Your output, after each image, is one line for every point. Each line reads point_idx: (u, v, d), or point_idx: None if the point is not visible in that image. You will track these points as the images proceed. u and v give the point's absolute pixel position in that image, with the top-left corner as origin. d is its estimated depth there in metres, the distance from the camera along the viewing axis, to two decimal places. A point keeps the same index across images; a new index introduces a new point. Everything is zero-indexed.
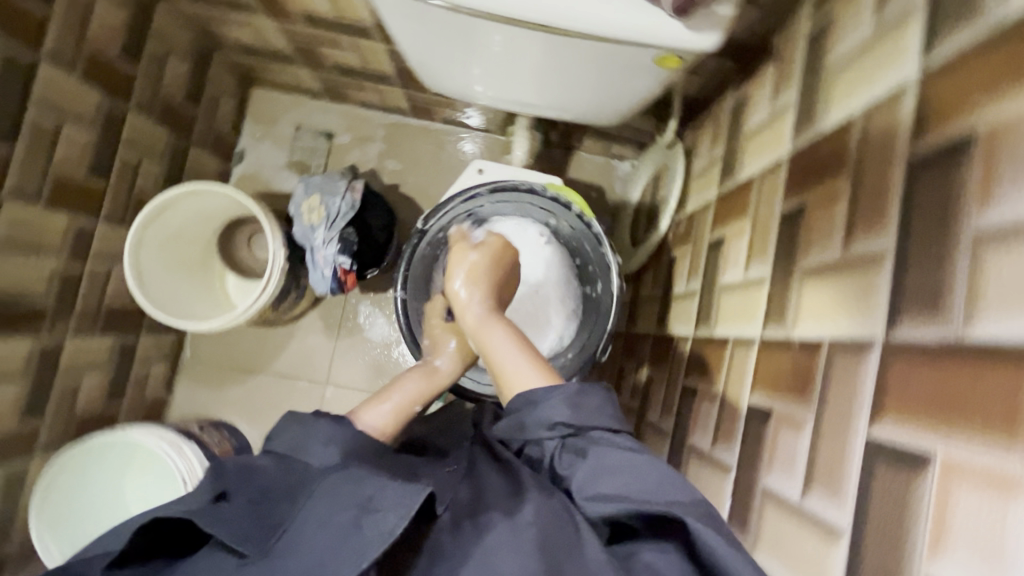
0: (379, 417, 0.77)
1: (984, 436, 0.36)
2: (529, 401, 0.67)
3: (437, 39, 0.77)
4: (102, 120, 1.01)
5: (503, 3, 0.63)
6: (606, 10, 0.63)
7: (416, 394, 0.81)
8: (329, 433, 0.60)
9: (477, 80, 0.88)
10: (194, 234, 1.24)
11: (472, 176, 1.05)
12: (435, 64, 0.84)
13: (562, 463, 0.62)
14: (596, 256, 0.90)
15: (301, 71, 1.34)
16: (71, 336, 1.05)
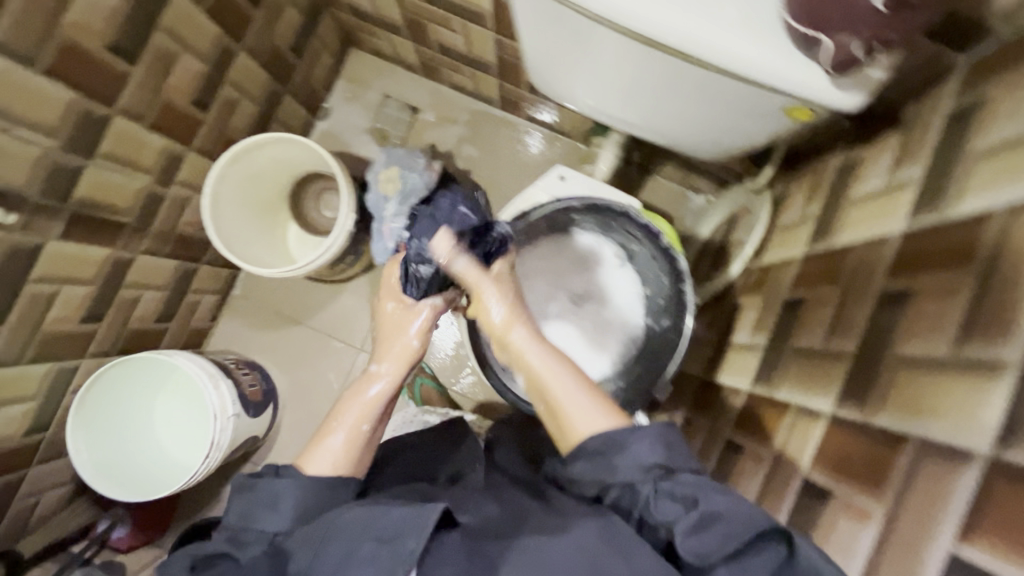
0: (328, 458, 0.78)
1: None
2: (609, 443, 0.64)
3: (558, 42, 0.73)
4: (215, 55, 1.04)
5: (653, 26, 0.59)
6: (759, 53, 0.58)
7: (363, 414, 0.84)
8: (275, 488, 0.70)
9: (584, 90, 0.85)
10: (272, 180, 1.27)
11: (552, 182, 1.05)
12: (548, 66, 0.82)
13: (660, 508, 0.59)
14: (671, 290, 0.88)
15: (403, 43, 1.35)
16: (143, 253, 1.09)
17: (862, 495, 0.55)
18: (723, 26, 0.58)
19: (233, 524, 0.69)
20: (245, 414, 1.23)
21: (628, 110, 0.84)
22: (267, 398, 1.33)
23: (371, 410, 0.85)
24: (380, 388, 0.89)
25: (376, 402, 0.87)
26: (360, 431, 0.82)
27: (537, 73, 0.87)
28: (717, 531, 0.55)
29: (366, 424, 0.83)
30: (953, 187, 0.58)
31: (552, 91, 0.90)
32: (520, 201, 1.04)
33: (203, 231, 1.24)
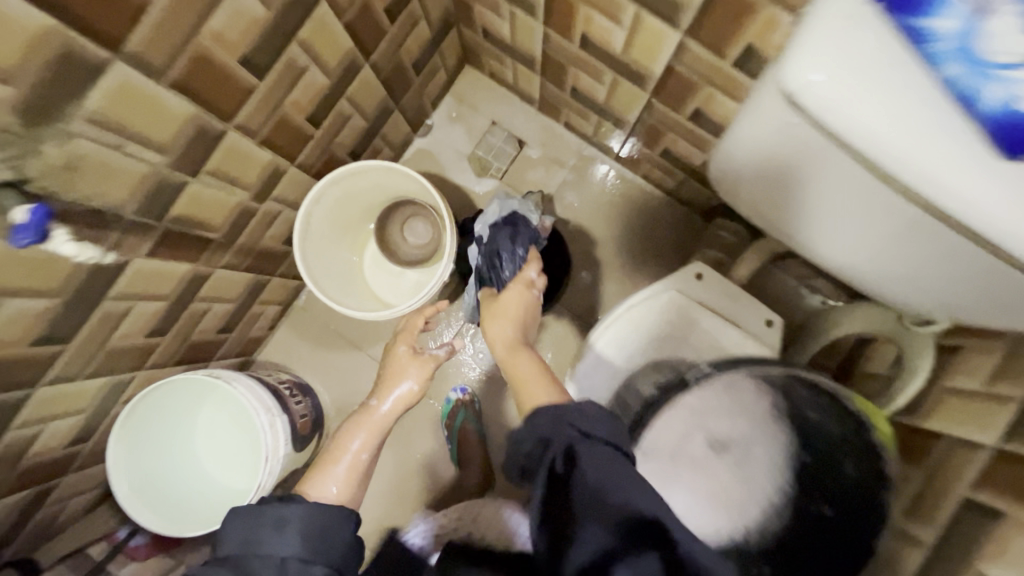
0: (332, 484, 0.88)
1: None
2: (569, 409, 0.63)
3: (781, 146, 0.67)
4: (341, 70, 0.93)
5: (980, 209, 0.51)
6: None
7: (364, 444, 0.94)
8: (280, 514, 0.69)
9: (776, 201, 0.77)
10: (364, 202, 1.17)
11: (688, 280, 0.93)
12: (747, 168, 0.74)
13: (581, 480, 0.57)
14: (855, 477, 0.70)
15: (529, 76, 1.23)
16: (223, 267, 1.00)
17: None
18: None
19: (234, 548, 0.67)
20: (292, 449, 1.12)
21: (823, 231, 0.76)
22: (314, 428, 1.23)
23: (370, 442, 0.95)
24: (375, 420, 0.97)
25: (372, 433, 0.96)
26: (358, 459, 0.93)
27: (721, 172, 0.80)
28: (608, 494, 0.55)
29: (361, 454, 0.93)
30: None
31: (729, 191, 0.83)
32: (647, 294, 0.91)
33: (284, 244, 1.14)
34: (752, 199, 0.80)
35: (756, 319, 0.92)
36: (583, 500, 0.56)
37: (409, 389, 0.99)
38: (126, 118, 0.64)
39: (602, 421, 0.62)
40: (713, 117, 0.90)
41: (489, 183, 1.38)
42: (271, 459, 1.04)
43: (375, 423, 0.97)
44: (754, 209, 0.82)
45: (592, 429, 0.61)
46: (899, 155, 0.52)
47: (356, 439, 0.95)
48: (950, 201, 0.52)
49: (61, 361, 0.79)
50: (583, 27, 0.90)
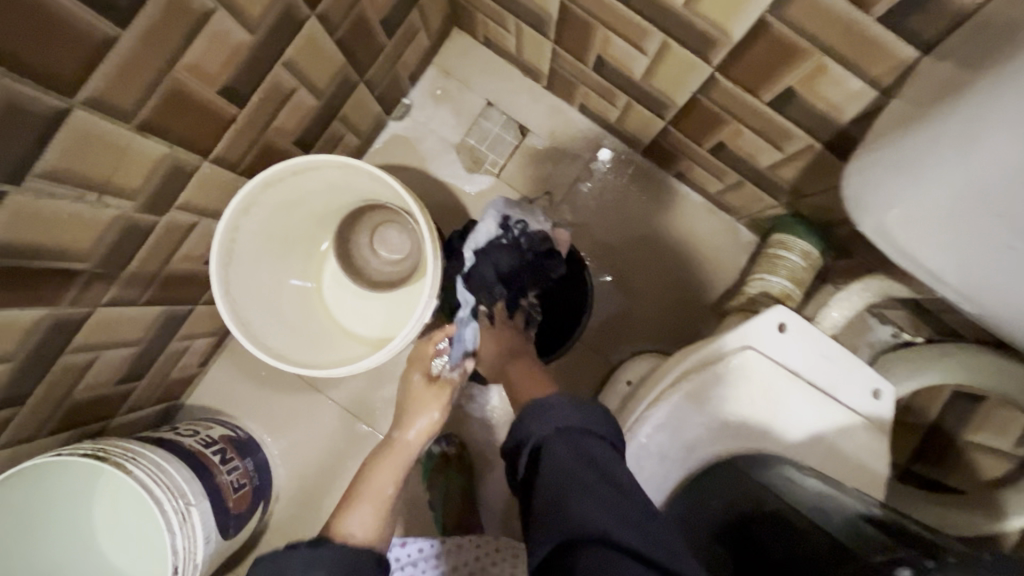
0: (363, 517, 0.70)
1: None
2: (538, 407, 0.61)
3: (1017, 122, 0.41)
4: (274, 23, 0.63)
5: None
6: None
7: (389, 476, 0.74)
8: (308, 558, 0.61)
9: (945, 228, 0.51)
10: (313, 206, 0.87)
11: (767, 331, 0.65)
12: (928, 182, 0.49)
13: (550, 461, 0.56)
14: None
15: (538, 42, 0.94)
16: (109, 304, 0.70)
17: None
18: None
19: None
20: (219, 539, 0.86)
21: (1008, 296, 0.52)
22: (255, 499, 0.96)
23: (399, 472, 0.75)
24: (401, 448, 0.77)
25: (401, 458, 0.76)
26: (386, 494, 0.73)
27: (866, 188, 0.55)
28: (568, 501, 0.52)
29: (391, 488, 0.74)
30: None
31: (863, 220, 0.58)
32: (708, 353, 0.65)
33: (208, 264, 0.85)
34: (903, 225, 0.54)
35: (862, 391, 0.65)
36: (545, 500, 0.53)
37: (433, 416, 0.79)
38: None
39: (565, 412, 0.60)
40: (813, 101, 0.62)
41: (484, 180, 1.10)
42: (183, 567, 0.78)
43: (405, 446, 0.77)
44: (894, 247, 0.57)
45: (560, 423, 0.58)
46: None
47: (382, 467, 0.75)
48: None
49: None
50: None
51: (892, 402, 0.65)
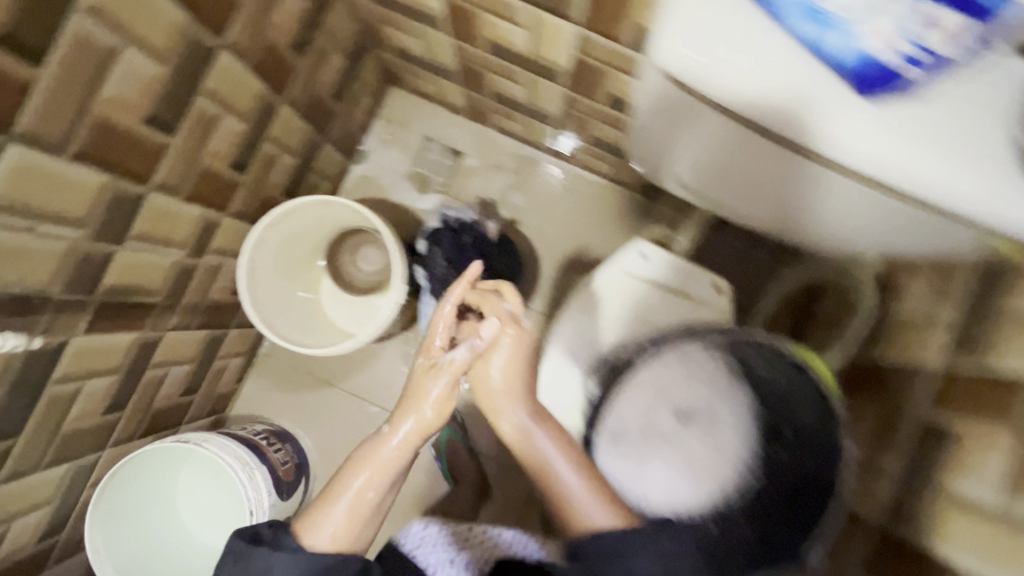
0: (333, 524, 0.79)
1: None
2: (591, 546, 0.72)
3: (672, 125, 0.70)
4: (257, 113, 0.93)
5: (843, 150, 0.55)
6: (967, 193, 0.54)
7: (370, 479, 0.81)
8: (270, 561, 0.73)
9: (681, 164, 0.81)
10: (307, 238, 1.16)
11: (634, 261, 0.94)
12: (659, 145, 0.79)
13: None
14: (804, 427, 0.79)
15: (452, 87, 1.24)
16: (172, 329, 0.98)
17: None
18: (899, 141, 0.54)
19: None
20: (277, 498, 1.10)
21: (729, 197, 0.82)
22: (298, 473, 1.21)
23: (388, 470, 0.81)
24: (387, 455, 0.81)
25: (382, 470, 0.81)
26: (364, 498, 0.80)
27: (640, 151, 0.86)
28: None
29: (357, 489, 0.81)
30: None
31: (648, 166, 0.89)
32: (597, 283, 0.92)
33: (234, 294, 1.13)
34: (667, 165, 0.84)
35: (706, 286, 0.93)
36: None
37: (422, 415, 0.82)
38: (27, 198, 0.63)
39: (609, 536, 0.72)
40: (627, 99, 0.92)
41: (432, 197, 1.39)
42: (256, 515, 1.00)
43: (382, 460, 0.81)
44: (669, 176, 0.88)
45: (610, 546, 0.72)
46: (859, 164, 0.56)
47: (355, 474, 0.82)
48: (920, 193, 0.55)
49: (12, 455, 0.77)
50: (488, 32, 0.91)
51: (729, 293, 0.93)
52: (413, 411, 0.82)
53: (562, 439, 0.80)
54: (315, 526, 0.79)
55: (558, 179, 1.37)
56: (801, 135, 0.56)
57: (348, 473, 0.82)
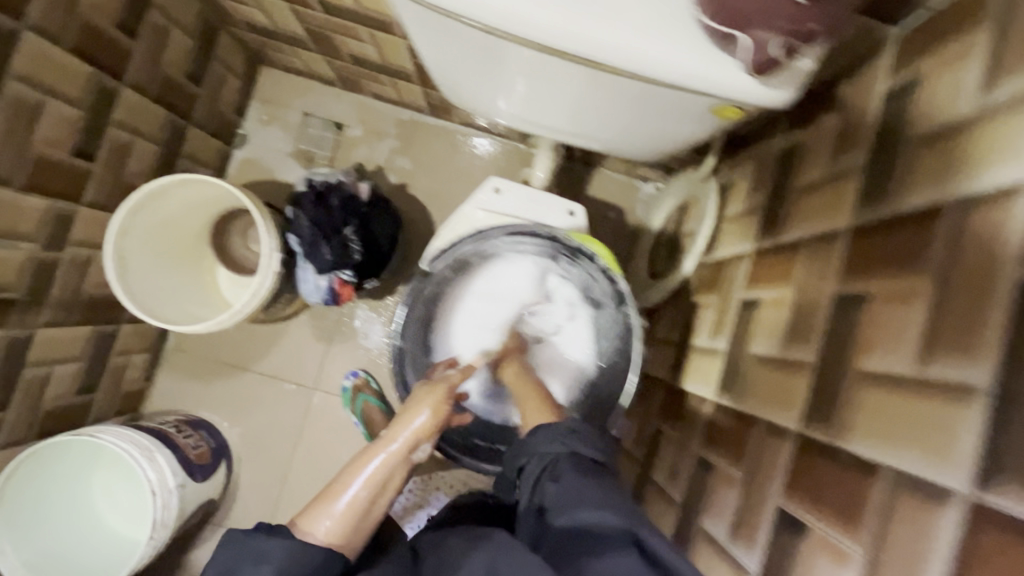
0: (333, 517, 0.65)
1: None
2: (541, 470, 0.64)
3: (436, 45, 0.68)
4: (91, 99, 0.93)
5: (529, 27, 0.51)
6: (667, 48, 0.51)
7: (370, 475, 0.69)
8: (265, 549, 0.55)
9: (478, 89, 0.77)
10: (184, 223, 1.15)
11: (488, 197, 0.96)
12: (450, 76, 0.77)
13: None
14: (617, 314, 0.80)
15: (314, 57, 1.24)
16: (44, 326, 0.98)
17: (840, 532, 0.47)
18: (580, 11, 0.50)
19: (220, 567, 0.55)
20: (189, 479, 1.10)
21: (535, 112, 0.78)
22: (216, 455, 1.21)
23: (379, 477, 0.69)
24: (385, 458, 0.71)
25: (389, 476, 0.71)
26: (357, 499, 0.67)
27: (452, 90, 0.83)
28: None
29: (364, 494, 0.67)
30: (898, 176, 0.54)
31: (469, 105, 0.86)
32: (455, 223, 0.95)
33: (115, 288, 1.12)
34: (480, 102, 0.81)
35: (561, 213, 0.97)
36: None
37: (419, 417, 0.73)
38: None
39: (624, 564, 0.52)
40: None
41: None
42: (161, 496, 1.02)
43: (393, 459, 0.71)
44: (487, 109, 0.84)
45: (544, 450, 0.65)
46: (550, 42, 0.51)
47: (353, 475, 0.69)
48: (616, 63, 0.51)
49: None
50: None
51: (584, 215, 0.97)
52: (406, 418, 0.73)
53: (548, 406, 0.73)
54: (320, 514, 0.65)
55: (483, 150, 1.38)
56: (486, 22, 0.51)
57: (348, 468, 0.70)
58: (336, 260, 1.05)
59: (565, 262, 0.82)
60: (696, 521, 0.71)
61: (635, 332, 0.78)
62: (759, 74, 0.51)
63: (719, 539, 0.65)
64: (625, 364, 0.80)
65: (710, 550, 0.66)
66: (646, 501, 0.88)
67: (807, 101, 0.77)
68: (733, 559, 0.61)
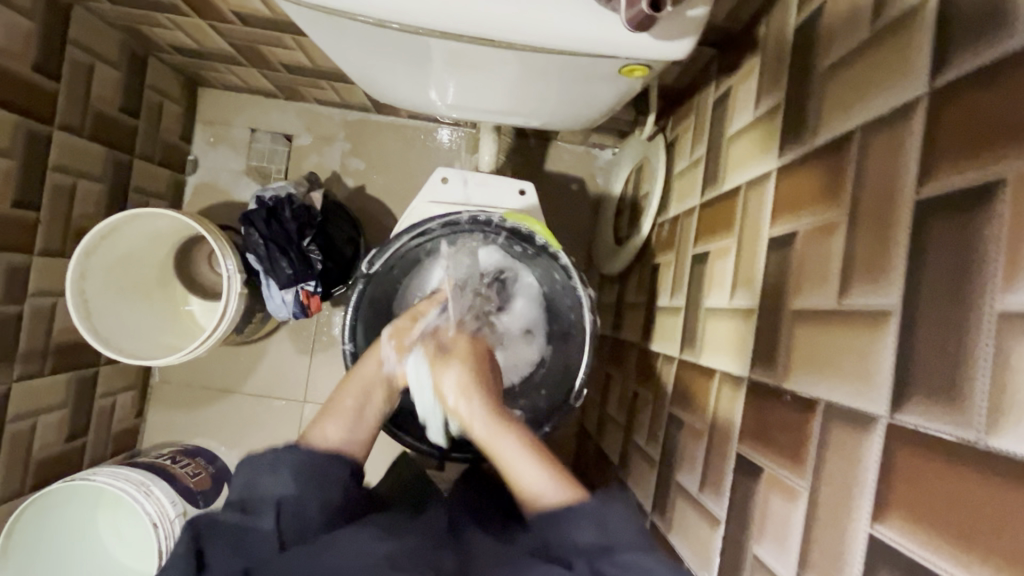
0: (331, 424, 0.63)
1: (991, 552, 0.30)
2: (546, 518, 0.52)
3: (346, 60, 0.66)
4: (23, 147, 0.92)
5: (424, 17, 0.51)
6: (559, 16, 0.50)
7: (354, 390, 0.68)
8: (280, 459, 0.56)
9: (403, 98, 0.76)
10: (145, 257, 1.15)
11: (436, 187, 0.94)
12: (374, 88, 0.75)
13: None
14: (565, 288, 0.79)
15: (247, 72, 1.22)
16: (19, 378, 0.98)
17: (787, 470, 0.48)
18: None
19: (238, 486, 0.55)
20: (190, 507, 1.11)
21: (463, 109, 0.76)
22: (217, 479, 1.22)
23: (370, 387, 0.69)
24: (370, 373, 0.70)
25: (371, 393, 0.68)
26: (347, 404, 0.65)
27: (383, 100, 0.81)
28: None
29: (354, 400, 0.66)
30: (811, 112, 0.54)
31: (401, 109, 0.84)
32: (406, 220, 0.93)
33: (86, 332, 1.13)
34: (411, 105, 0.78)
35: (512, 193, 0.95)
36: None
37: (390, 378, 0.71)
38: None
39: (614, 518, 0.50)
40: None
41: None
42: (164, 526, 1.03)
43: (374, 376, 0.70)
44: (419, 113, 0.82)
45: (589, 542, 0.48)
46: (439, 26, 0.51)
47: (346, 389, 0.68)
48: (512, 37, 0.51)
49: None
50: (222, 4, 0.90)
51: (534, 193, 0.95)
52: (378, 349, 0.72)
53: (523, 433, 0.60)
54: (325, 423, 0.63)
55: (447, 139, 1.37)
56: (373, 15, 0.51)
57: (342, 387, 0.69)
58: (297, 273, 1.05)
59: (510, 246, 0.81)
60: (673, 478, 0.72)
61: (584, 304, 0.77)
62: (633, 30, 0.50)
63: (691, 491, 0.66)
64: (580, 336, 0.79)
65: (686, 504, 0.67)
66: (632, 465, 0.89)
67: (731, 47, 0.76)
68: (704, 509, 0.62)
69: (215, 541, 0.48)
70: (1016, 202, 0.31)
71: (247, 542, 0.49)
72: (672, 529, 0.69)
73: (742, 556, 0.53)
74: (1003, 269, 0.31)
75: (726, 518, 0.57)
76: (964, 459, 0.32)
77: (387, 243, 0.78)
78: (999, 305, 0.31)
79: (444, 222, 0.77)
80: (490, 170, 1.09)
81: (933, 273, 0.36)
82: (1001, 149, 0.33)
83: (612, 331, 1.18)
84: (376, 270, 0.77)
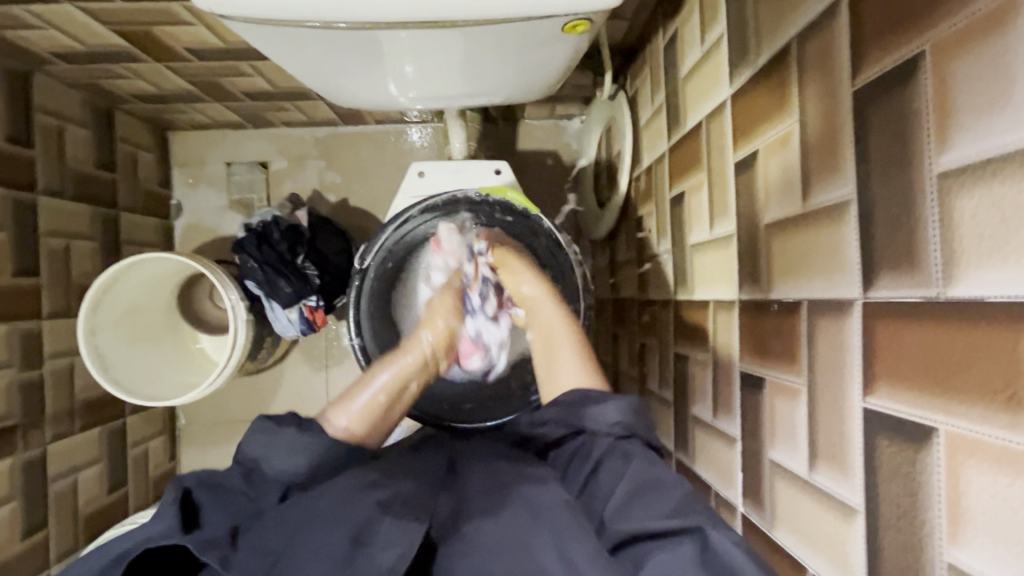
0: (354, 413, 0.63)
1: (974, 400, 0.31)
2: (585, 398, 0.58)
3: (305, 74, 0.69)
4: (13, 217, 0.95)
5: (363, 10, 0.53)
6: None
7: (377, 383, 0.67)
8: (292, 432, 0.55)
9: (370, 103, 0.79)
10: (149, 304, 1.17)
11: (414, 181, 0.96)
12: (340, 98, 0.78)
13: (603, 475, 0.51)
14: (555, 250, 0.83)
15: (212, 107, 1.23)
16: (53, 440, 1.01)
17: (785, 373, 0.50)
18: None
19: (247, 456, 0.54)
20: None
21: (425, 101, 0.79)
22: None
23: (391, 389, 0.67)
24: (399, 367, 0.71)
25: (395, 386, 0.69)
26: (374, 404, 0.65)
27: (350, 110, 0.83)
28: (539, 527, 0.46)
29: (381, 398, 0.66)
30: (751, 36, 0.56)
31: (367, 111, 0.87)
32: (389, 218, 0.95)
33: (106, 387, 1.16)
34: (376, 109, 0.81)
35: (488, 173, 0.97)
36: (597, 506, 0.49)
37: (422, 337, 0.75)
38: None
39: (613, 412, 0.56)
40: None
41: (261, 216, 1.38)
42: None
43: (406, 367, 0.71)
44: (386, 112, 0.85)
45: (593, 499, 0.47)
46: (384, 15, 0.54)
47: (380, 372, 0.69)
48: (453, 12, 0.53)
49: None
50: (175, 43, 0.92)
51: (509, 170, 0.97)
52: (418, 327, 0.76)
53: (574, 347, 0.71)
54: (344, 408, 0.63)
55: (418, 138, 1.40)
56: (319, 19, 0.54)
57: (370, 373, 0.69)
58: (300, 292, 1.08)
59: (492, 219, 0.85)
60: (689, 413, 0.74)
61: (571, 261, 0.82)
62: None
63: (707, 419, 0.69)
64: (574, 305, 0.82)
65: (705, 434, 0.70)
66: (651, 412, 0.91)
67: None
68: (720, 432, 0.65)
69: (204, 503, 0.50)
70: (938, 69, 0.33)
71: (245, 514, 0.49)
72: (696, 459, 0.72)
73: (760, 466, 0.55)
74: (936, 132, 0.33)
75: (741, 434, 0.59)
76: (928, 314, 0.34)
77: (373, 239, 0.82)
78: (938, 167, 0.33)
79: (424, 208, 0.82)
80: (464, 157, 1.11)
81: (879, 154, 0.38)
82: (918, 27, 0.34)
83: (611, 293, 1.20)
84: (369, 265, 0.81)
